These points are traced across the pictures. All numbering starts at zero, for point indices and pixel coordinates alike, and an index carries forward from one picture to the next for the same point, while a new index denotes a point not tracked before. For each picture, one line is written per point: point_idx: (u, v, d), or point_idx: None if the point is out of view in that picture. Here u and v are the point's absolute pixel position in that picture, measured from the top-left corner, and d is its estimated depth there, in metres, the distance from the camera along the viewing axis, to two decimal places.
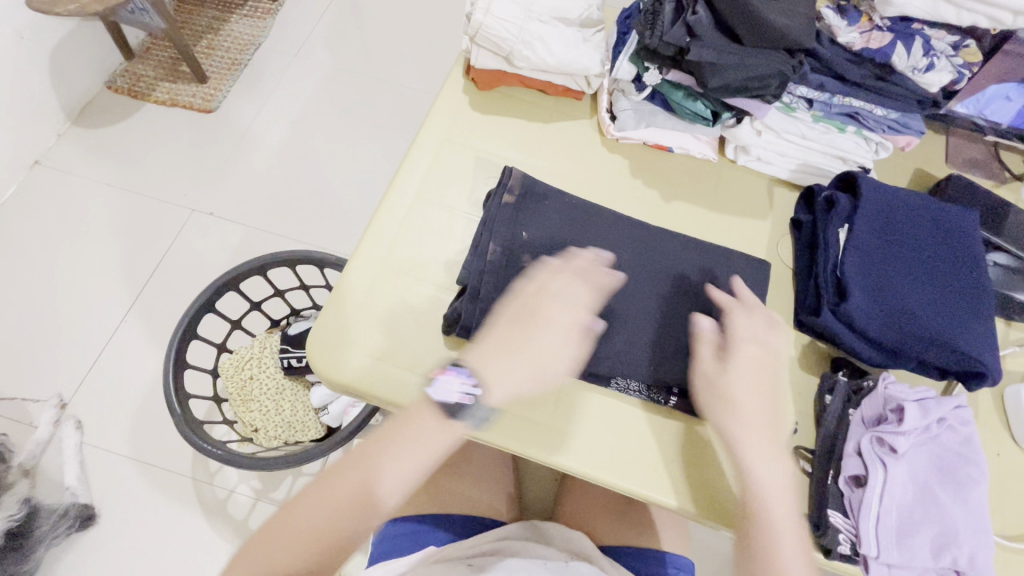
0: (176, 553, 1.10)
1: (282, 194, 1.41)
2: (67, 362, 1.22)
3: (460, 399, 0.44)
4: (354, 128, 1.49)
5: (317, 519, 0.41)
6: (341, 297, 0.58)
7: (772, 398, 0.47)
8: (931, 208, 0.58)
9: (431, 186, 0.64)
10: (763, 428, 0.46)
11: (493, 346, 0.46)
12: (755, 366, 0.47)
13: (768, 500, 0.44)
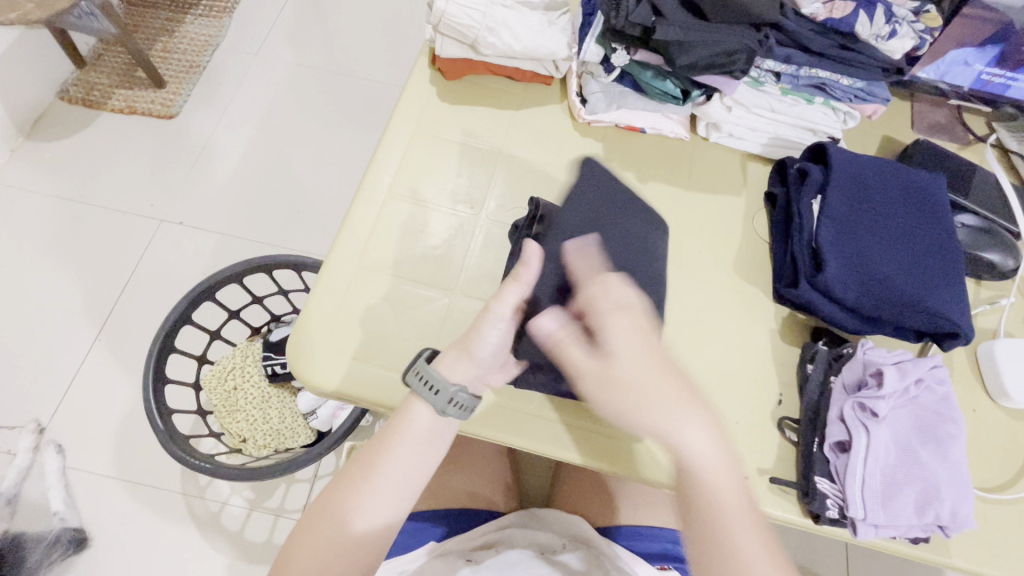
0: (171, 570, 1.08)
1: (252, 198, 1.38)
2: (41, 385, 1.19)
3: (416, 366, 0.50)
4: (321, 127, 1.46)
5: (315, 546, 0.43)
6: (317, 302, 0.57)
7: (661, 365, 0.44)
8: (901, 176, 0.59)
9: (404, 181, 0.62)
10: (667, 403, 0.43)
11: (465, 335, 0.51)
12: (627, 339, 0.45)
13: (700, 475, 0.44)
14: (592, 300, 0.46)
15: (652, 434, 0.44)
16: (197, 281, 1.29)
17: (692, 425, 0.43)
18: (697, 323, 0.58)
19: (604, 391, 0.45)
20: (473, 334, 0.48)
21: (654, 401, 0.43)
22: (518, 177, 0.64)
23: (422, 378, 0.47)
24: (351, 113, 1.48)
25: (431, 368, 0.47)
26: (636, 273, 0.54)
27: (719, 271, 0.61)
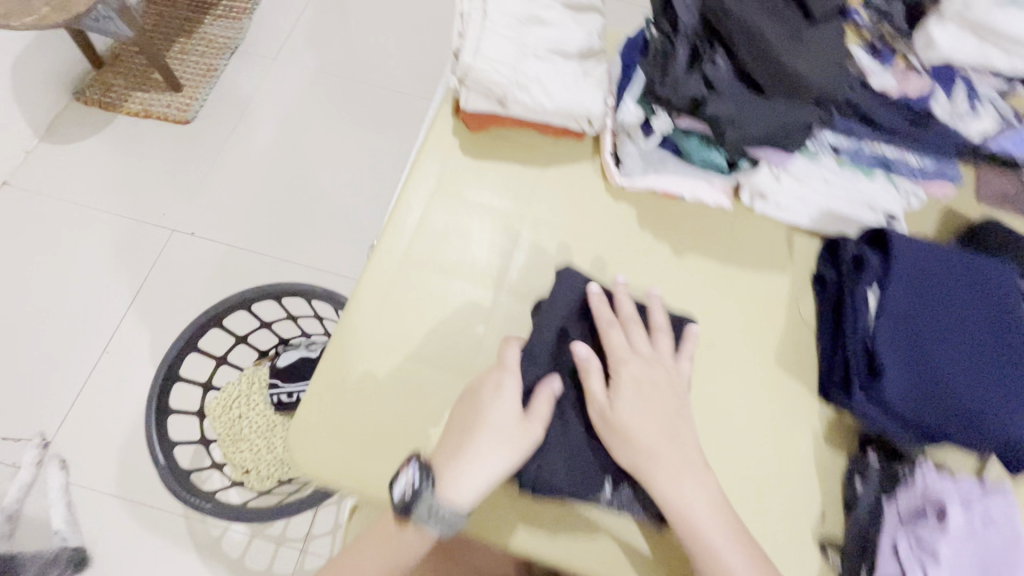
0: None
1: (265, 210, 1.34)
2: (49, 396, 1.17)
3: (406, 491, 0.45)
4: (337, 136, 1.42)
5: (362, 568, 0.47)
6: (318, 387, 0.52)
7: (664, 417, 0.49)
8: (969, 267, 0.53)
9: (419, 246, 0.58)
10: (665, 447, 0.47)
11: (449, 440, 0.48)
12: (635, 386, 0.49)
13: (692, 520, 0.45)
14: (614, 346, 0.51)
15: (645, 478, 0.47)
16: (207, 294, 1.27)
17: (681, 475, 0.46)
18: (732, 419, 0.53)
19: (611, 436, 0.48)
20: (490, 436, 0.46)
21: (647, 444, 0.47)
22: (543, 243, 0.59)
23: (435, 512, 0.45)
24: (370, 127, 1.43)
25: (439, 498, 0.45)
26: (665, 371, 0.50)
27: (758, 360, 0.56)
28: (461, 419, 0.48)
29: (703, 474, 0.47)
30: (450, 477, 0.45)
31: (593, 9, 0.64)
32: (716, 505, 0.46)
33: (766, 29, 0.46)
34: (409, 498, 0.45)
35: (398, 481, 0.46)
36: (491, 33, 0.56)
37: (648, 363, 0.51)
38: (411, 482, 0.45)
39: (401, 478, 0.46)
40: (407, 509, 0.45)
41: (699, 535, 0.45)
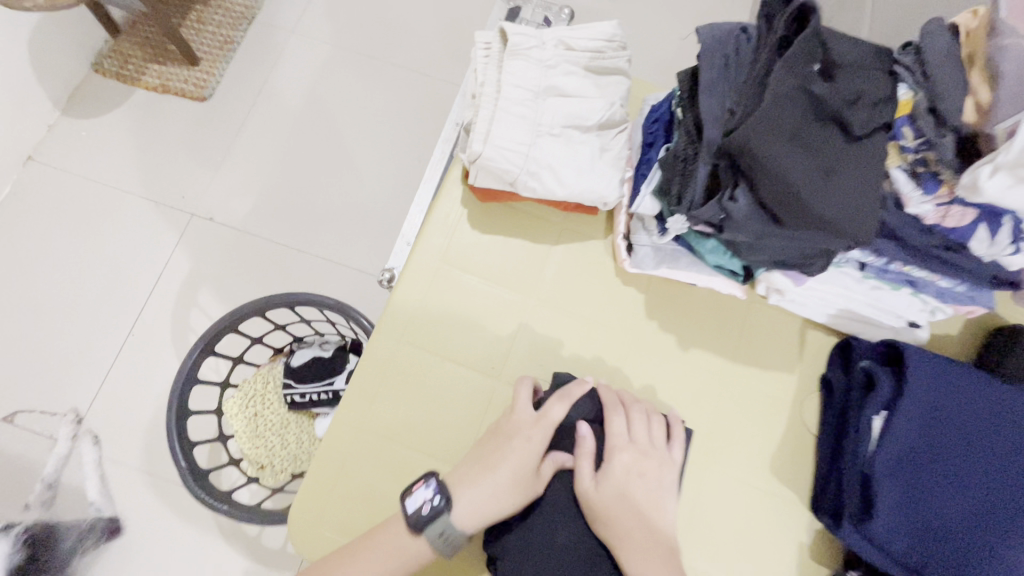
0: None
1: (285, 197, 1.31)
2: (77, 375, 1.19)
3: (421, 507, 0.47)
4: (356, 121, 1.36)
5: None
6: (317, 474, 0.55)
7: (643, 511, 0.49)
8: (989, 398, 0.51)
9: (421, 325, 0.58)
10: (636, 540, 0.47)
11: (468, 463, 0.50)
12: (623, 475, 0.50)
13: None
14: (614, 430, 0.51)
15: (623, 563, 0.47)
16: (225, 282, 1.25)
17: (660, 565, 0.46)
18: (726, 526, 0.54)
19: (599, 520, 0.49)
20: (506, 464, 0.49)
21: (628, 533, 0.48)
22: (549, 324, 0.59)
23: (445, 535, 0.47)
24: (393, 114, 1.36)
25: (452, 524, 0.47)
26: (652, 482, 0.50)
27: (756, 461, 0.56)
28: (483, 452, 0.50)
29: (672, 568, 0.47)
30: (467, 503, 0.48)
31: (619, 70, 0.59)
32: None
33: (789, 165, 0.42)
34: (423, 516, 0.47)
35: (414, 496, 0.47)
36: (505, 114, 0.54)
37: (640, 452, 0.51)
38: (426, 501, 0.47)
39: (416, 493, 0.47)
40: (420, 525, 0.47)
41: None
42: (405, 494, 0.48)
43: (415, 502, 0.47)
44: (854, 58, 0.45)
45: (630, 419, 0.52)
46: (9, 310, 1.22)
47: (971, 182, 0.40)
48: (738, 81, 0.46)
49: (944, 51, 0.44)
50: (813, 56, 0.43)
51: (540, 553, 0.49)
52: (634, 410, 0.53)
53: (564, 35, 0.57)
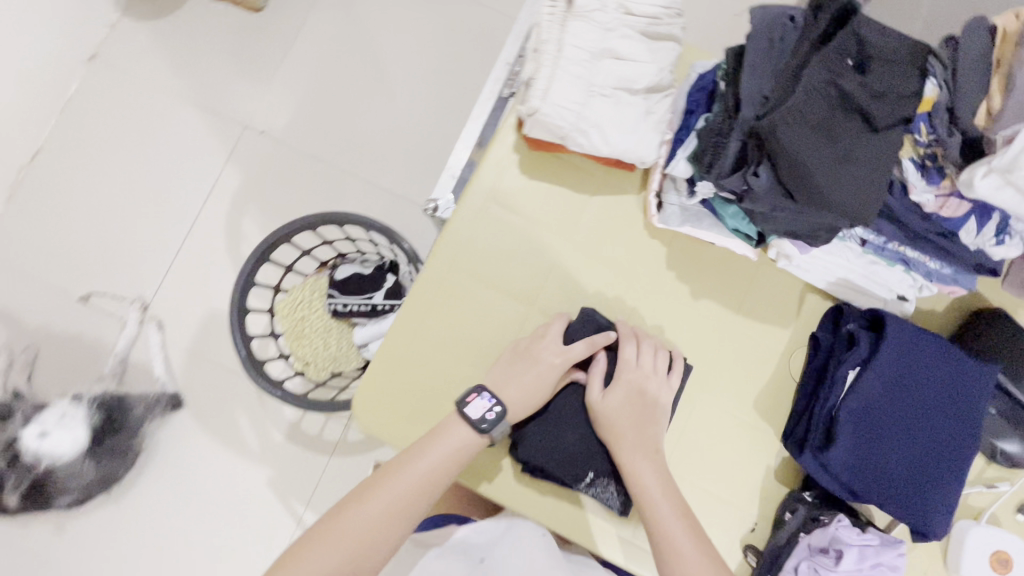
0: (236, 459, 1.25)
1: (333, 119, 1.36)
2: (143, 267, 1.31)
3: (484, 414, 0.57)
4: (406, 47, 1.38)
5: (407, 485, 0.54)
6: (374, 371, 0.65)
7: (639, 420, 0.60)
8: (948, 365, 0.60)
9: (469, 255, 0.67)
10: (628, 438, 0.59)
11: (502, 373, 0.60)
12: (627, 392, 0.60)
13: (647, 495, 0.56)
14: (625, 356, 0.61)
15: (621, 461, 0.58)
16: (276, 196, 1.34)
17: (652, 465, 0.58)
18: (709, 447, 0.65)
19: (605, 426, 0.60)
20: (532, 375, 0.60)
21: (626, 437, 0.59)
22: (580, 266, 0.67)
23: (504, 430, 0.58)
24: (442, 43, 1.38)
25: (508, 421, 0.58)
26: (645, 408, 0.60)
27: (742, 399, 0.66)
28: (513, 367, 0.60)
29: (655, 467, 0.58)
30: (514, 402, 0.59)
31: (672, 37, 0.63)
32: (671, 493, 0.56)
33: (807, 151, 0.48)
34: (486, 420, 0.57)
35: (474, 405, 0.57)
36: (563, 73, 0.59)
37: (643, 375, 0.61)
38: (487, 409, 0.57)
39: (476, 404, 0.57)
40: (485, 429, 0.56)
41: (658, 511, 0.55)
42: (464, 405, 0.57)
43: (474, 409, 0.57)
44: (889, 52, 0.50)
45: (639, 350, 0.62)
46: (79, 201, 1.32)
47: (967, 179, 0.46)
48: (779, 65, 0.51)
49: (978, 55, 0.48)
50: (847, 54, 0.49)
51: (552, 445, 0.61)
52: (644, 343, 0.62)
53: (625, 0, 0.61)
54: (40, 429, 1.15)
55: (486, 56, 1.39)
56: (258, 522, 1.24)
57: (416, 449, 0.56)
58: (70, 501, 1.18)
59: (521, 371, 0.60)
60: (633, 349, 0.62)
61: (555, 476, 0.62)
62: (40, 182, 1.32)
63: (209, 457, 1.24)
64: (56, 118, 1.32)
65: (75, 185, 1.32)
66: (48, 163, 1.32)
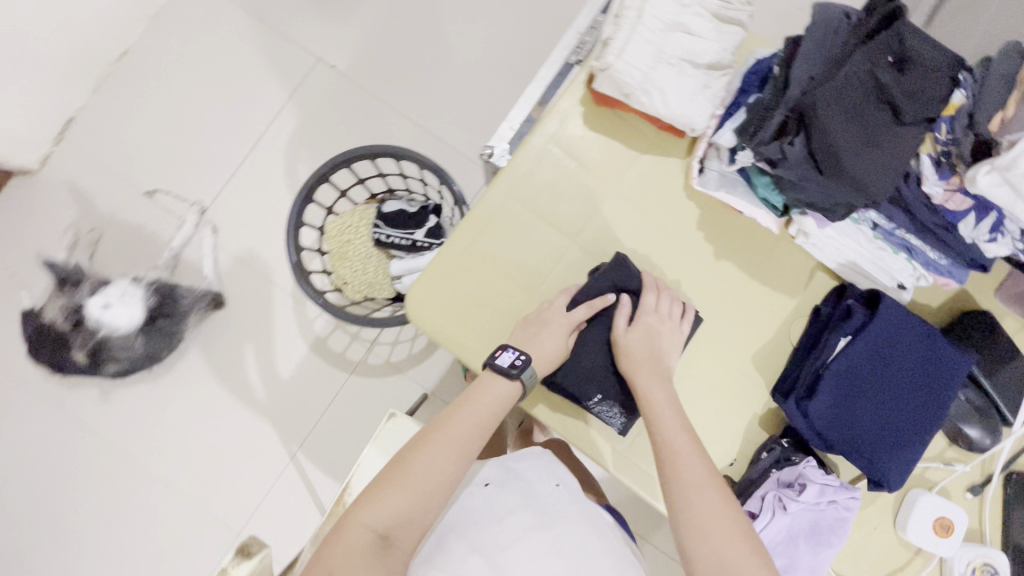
0: (266, 355, 1.44)
1: (396, 68, 1.50)
2: (206, 173, 1.50)
3: (509, 362, 0.67)
4: (474, 10, 1.49)
5: (461, 431, 0.62)
6: (429, 275, 0.75)
7: (657, 354, 0.69)
8: (930, 350, 0.68)
9: (526, 188, 0.76)
10: (645, 368, 0.68)
11: (520, 336, 0.70)
12: (646, 329, 0.69)
13: (661, 420, 0.65)
14: (646, 301, 0.71)
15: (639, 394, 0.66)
16: (332, 130, 1.49)
17: (666, 397, 0.66)
18: (706, 389, 0.74)
19: (626, 357, 0.69)
20: (549, 335, 0.69)
21: (642, 369, 0.67)
22: (620, 215, 0.76)
23: (532, 376, 0.67)
24: (511, 12, 1.48)
25: (535, 370, 0.68)
26: (659, 354, 0.69)
27: (741, 353, 0.74)
28: (530, 331, 0.70)
29: (666, 394, 0.67)
30: (538, 356, 0.68)
31: (738, 22, 0.71)
32: (684, 430, 0.64)
33: (839, 129, 0.56)
34: (514, 366, 0.67)
35: (502, 356, 0.67)
36: (639, 38, 0.67)
37: (660, 318, 0.70)
38: (512, 359, 0.67)
39: (503, 355, 0.67)
40: (512, 374, 0.67)
41: (674, 443, 0.62)
42: (493, 357, 0.68)
43: (503, 361, 0.68)
44: (927, 56, 0.57)
45: (659, 298, 0.71)
46: (162, 108, 1.50)
47: (973, 175, 0.55)
48: (832, 55, 0.59)
49: (1002, 77, 0.57)
50: (887, 51, 0.57)
51: (575, 362, 0.72)
52: (665, 293, 0.72)
53: None
54: (105, 302, 1.40)
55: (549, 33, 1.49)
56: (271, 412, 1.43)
57: (467, 401, 0.65)
58: (118, 369, 1.40)
59: (543, 335, 0.69)
60: (655, 298, 0.71)
61: (570, 393, 0.72)
62: (131, 85, 1.50)
63: (240, 347, 1.44)
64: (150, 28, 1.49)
65: (161, 93, 1.51)
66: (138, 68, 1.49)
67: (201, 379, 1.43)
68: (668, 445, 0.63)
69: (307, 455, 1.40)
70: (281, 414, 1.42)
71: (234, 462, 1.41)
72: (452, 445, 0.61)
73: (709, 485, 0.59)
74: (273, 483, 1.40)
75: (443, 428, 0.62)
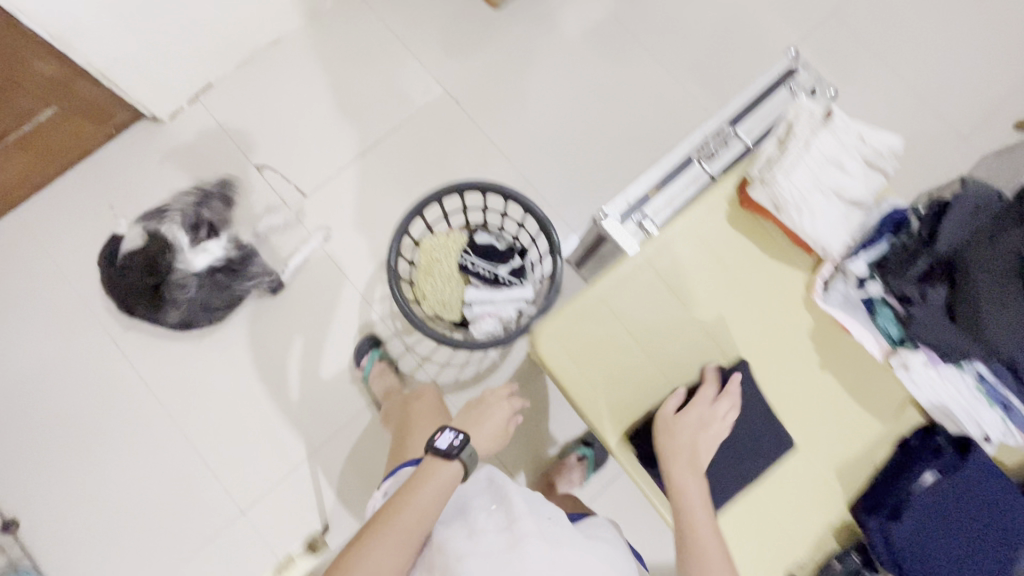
0: (330, 340, 1.58)
1: (509, 126, 1.74)
2: (319, 166, 1.67)
3: (450, 441, 0.85)
4: (582, 99, 1.77)
5: (408, 521, 0.77)
6: (564, 314, 0.81)
7: (698, 444, 0.77)
8: (1008, 511, 0.74)
9: (666, 261, 0.83)
10: (682, 456, 0.76)
11: (469, 418, 1.04)
12: (695, 421, 0.77)
13: (690, 508, 0.75)
14: (701, 397, 0.78)
15: (670, 482, 0.76)
16: (438, 161, 1.70)
17: (696, 486, 0.76)
18: (788, 488, 0.79)
19: (668, 443, 0.76)
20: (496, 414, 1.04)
21: (681, 458, 0.76)
22: (742, 307, 0.83)
23: (471, 452, 0.85)
24: (607, 113, 1.76)
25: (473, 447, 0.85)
26: (699, 447, 0.77)
27: (828, 461, 0.80)
28: (482, 414, 1.04)
29: (698, 483, 0.76)
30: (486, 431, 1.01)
31: (883, 171, 0.80)
32: (709, 521, 0.74)
33: (981, 288, 0.67)
34: (453, 446, 0.84)
35: (442, 439, 0.85)
36: (803, 163, 0.77)
37: (710, 415, 0.77)
38: (451, 440, 0.85)
39: (444, 438, 0.85)
40: (451, 455, 0.83)
41: (695, 532, 0.74)
42: (434, 440, 0.85)
43: (443, 442, 0.85)
44: None
45: (721, 397, 0.78)
46: (298, 102, 1.70)
47: None
48: (981, 225, 0.69)
49: None
50: None
51: None
52: (721, 392, 0.78)
53: (863, 131, 0.79)
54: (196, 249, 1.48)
55: (634, 138, 1.76)
56: (317, 391, 1.56)
57: (412, 492, 0.80)
58: (176, 316, 1.49)
59: (489, 418, 1.03)
60: (709, 395, 0.78)
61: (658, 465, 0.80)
62: (273, 75, 1.71)
63: (305, 326, 1.59)
64: (308, 36, 1.73)
65: (300, 88, 1.71)
66: (288, 65, 1.72)
67: (257, 343, 1.58)
68: (691, 534, 0.74)
69: (339, 439, 1.53)
70: (324, 400, 1.55)
71: (264, 428, 1.54)
72: (400, 535, 0.76)
73: (712, 574, 0.72)
74: (296, 458, 1.52)
75: (392, 518, 0.77)
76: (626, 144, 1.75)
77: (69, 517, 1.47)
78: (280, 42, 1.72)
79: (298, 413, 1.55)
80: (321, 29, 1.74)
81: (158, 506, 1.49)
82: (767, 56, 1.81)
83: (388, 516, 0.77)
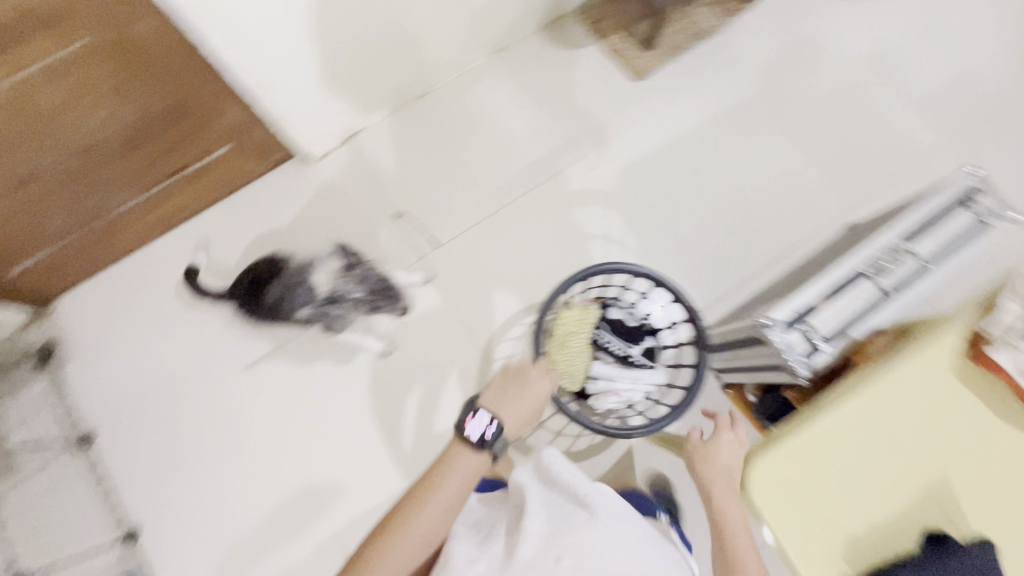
0: (448, 393, 1.60)
1: (640, 197, 1.74)
2: (453, 218, 1.72)
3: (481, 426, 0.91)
4: (716, 177, 1.76)
5: (440, 506, 0.86)
6: (780, 452, 0.85)
7: (733, 465, 0.90)
8: None
9: (880, 410, 0.86)
10: (721, 476, 0.89)
11: (499, 394, 1.00)
12: (725, 444, 0.92)
13: (729, 522, 0.84)
14: (724, 430, 0.94)
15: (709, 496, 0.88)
16: (569, 226, 1.71)
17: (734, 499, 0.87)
18: None
19: (700, 461, 0.92)
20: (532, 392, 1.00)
21: (722, 483, 0.88)
22: (956, 467, 0.85)
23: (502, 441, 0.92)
24: (742, 194, 1.74)
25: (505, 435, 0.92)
26: (730, 465, 0.90)
27: None
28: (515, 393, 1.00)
29: (739, 505, 0.86)
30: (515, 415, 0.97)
31: None
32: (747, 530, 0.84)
33: None
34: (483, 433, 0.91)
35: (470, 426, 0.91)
36: None
37: (734, 438, 0.93)
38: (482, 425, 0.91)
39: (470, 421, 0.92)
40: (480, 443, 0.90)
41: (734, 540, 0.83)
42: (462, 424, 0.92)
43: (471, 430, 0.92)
44: None
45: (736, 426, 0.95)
46: (439, 153, 1.76)
47: None
48: None
49: None
50: None
51: None
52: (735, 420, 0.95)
53: None
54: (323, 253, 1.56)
55: (767, 220, 1.72)
56: (430, 443, 1.57)
57: (438, 480, 0.89)
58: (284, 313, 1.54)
59: (518, 398, 0.99)
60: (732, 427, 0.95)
61: None
62: (419, 126, 1.77)
63: (425, 375, 1.61)
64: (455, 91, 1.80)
65: (443, 141, 1.76)
66: (434, 117, 1.78)
67: (377, 386, 1.61)
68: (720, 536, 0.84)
69: None
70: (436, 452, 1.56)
71: (375, 472, 1.55)
72: (431, 516, 0.85)
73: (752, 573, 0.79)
74: None
75: (422, 500, 0.87)
76: (759, 226, 1.72)
77: (184, 536, 1.51)
78: (427, 95, 1.79)
79: (409, 463, 1.56)
80: (467, 86, 1.81)
81: (266, 534, 1.51)
82: (913, 149, 1.75)
83: (417, 498, 0.87)
